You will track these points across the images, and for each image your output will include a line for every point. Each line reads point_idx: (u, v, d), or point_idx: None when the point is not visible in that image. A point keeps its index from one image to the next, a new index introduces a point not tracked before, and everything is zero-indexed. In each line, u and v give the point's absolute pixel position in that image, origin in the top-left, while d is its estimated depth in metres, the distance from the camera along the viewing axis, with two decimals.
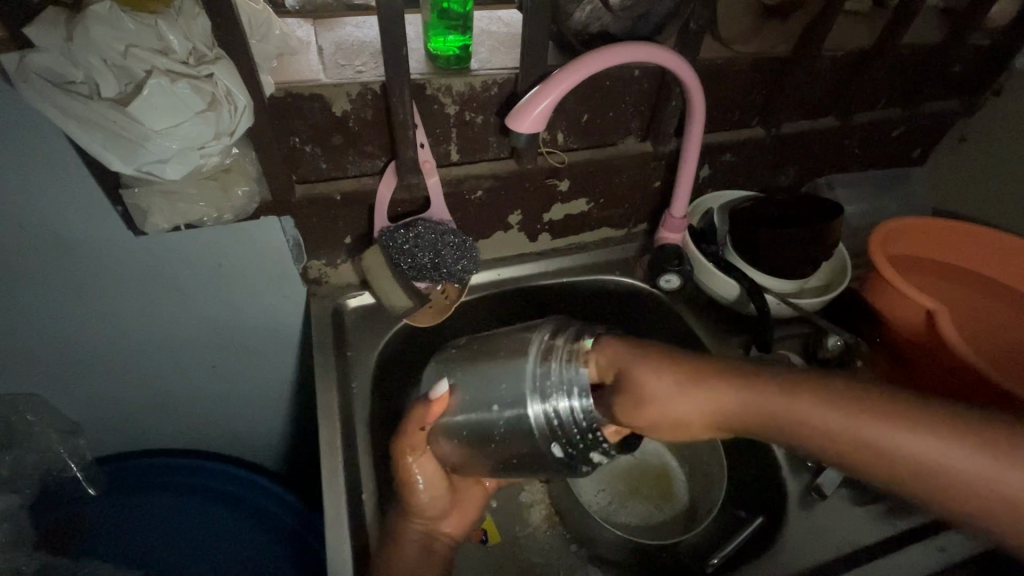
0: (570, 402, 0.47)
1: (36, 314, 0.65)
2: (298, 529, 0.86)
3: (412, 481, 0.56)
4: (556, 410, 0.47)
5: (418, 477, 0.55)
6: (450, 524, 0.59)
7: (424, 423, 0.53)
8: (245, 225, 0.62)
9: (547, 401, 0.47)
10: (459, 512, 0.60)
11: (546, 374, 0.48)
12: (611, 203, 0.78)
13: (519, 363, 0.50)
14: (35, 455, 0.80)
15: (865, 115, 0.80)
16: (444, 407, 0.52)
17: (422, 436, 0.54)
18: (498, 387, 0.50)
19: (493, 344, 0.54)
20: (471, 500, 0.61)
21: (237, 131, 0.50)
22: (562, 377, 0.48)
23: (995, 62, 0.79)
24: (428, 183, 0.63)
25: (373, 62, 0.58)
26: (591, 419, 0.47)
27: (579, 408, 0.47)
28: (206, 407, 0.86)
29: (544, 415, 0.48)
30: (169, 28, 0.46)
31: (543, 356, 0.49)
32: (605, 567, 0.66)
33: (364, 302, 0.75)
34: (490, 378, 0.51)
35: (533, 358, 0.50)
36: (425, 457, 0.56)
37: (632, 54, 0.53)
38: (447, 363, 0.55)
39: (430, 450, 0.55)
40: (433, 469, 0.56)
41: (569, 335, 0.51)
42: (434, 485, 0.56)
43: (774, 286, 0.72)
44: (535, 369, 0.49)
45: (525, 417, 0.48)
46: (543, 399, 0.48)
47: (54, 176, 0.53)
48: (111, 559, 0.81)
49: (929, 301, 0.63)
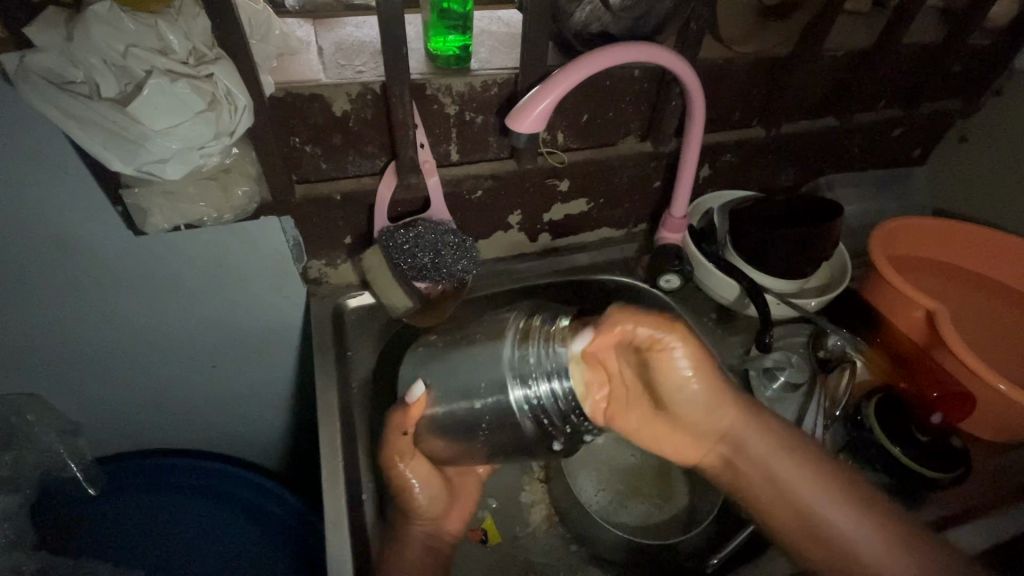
0: (550, 385, 0.48)
1: (36, 314, 0.65)
2: (299, 529, 0.86)
3: (409, 484, 0.57)
4: (537, 394, 0.48)
5: (412, 480, 0.57)
6: (453, 522, 0.60)
7: (405, 427, 0.53)
8: (245, 225, 0.62)
9: (528, 386, 0.48)
10: (458, 509, 0.60)
11: (526, 357, 0.49)
12: (611, 203, 0.78)
13: (498, 345, 0.51)
14: (36, 455, 0.80)
15: (864, 116, 0.80)
16: (422, 407, 0.52)
17: (405, 439, 0.55)
18: (476, 374, 0.50)
19: (471, 330, 0.54)
20: (467, 496, 0.62)
21: (236, 131, 0.50)
22: (543, 362, 0.49)
23: (995, 62, 0.79)
24: (428, 183, 0.63)
25: (373, 62, 0.58)
26: (571, 402, 0.48)
27: (560, 392, 0.48)
28: (207, 407, 0.86)
29: (524, 398, 0.48)
30: (169, 28, 0.46)
31: (522, 340, 0.50)
32: (605, 568, 0.66)
33: (364, 302, 0.74)
34: (467, 364, 0.51)
35: (510, 339, 0.51)
36: (418, 461, 0.57)
37: (636, 54, 0.53)
38: (418, 350, 0.55)
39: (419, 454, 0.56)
40: (428, 471, 0.57)
41: (545, 316, 0.53)
42: (430, 482, 0.58)
43: (776, 287, 0.72)
44: (513, 352, 0.50)
45: (506, 403, 0.49)
46: (523, 383, 0.48)
47: (52, 175, 0.53)
48: (109, 559, 0.81)
49: (928, 301, 0.63)
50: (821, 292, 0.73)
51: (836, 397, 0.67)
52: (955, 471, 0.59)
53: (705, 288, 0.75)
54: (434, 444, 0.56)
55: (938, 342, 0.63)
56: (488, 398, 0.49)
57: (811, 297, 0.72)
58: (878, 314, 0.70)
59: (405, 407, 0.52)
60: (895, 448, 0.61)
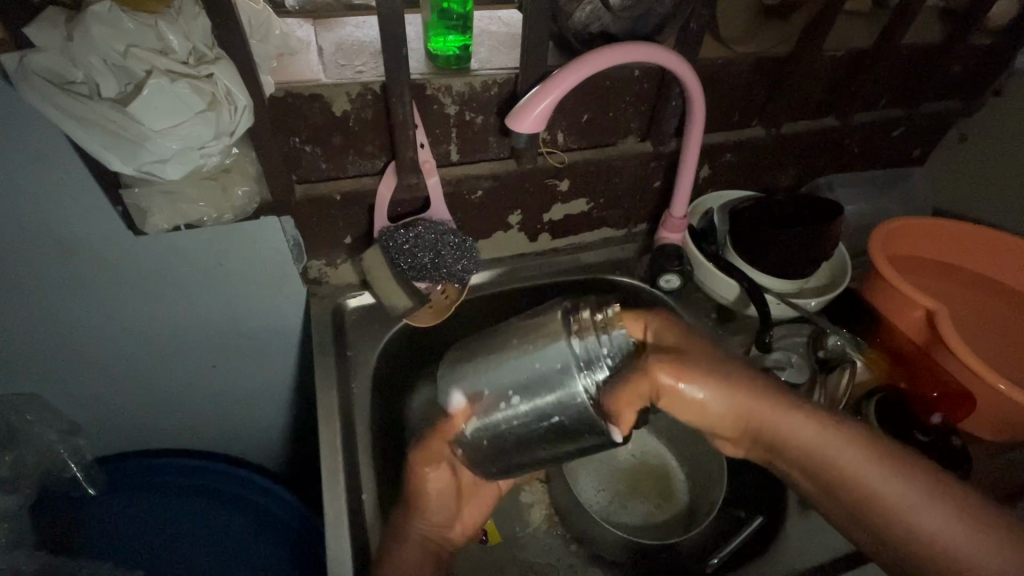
0: (608, 367, 0.47)
1: (35, 314, 0.65)
2: (299, 529, 0.86)
3: (425, 481, 0.56)
4: (601, 379, 0.47)
5: (426, 474, 0.56)
6: (457, 527, 0.59)
7: (446, 435, 0.53)
8: (244, 225, 0.62)
9: (592, 372, 0.46)
10: (463, 514, 0.59)
11: (584, 346, 0.47)
12: (611, 203, 0.78)
13: (546, 349, 0.48)
14: (35, 455, 0.80)
15: (865, 115, 0.80)
16: (462, 418, 0.50)
17: (433, 424, 0.55)
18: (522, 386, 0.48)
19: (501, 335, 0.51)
20: (474, 502, 0.60)
21: (236, 130, 0.50)
22: (602, 345, 0.47)
23: (996, 61, 0.78)
24: (429, 183, 0.63)
25: (373, 62, 0.58)
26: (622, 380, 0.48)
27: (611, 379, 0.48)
28: (208, 407, 0.86)
29: (593, 386, 0.46)
30: (169, 28, 0.46)
31: (571, 336, 0.48)
32: (605, 568, 0.66)
33: (364, 302, 0.75)
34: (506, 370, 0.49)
35: (553, 340, 0.48)
36: (443, 471, 0.56)
37: (643, 54, 0.53)
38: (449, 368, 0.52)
39: (446, 464, 0.56)
40: (446, 483, 0.57)
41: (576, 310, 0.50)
42: (440, 483, 0.57)
43: (775, 287, 0.72)
44: (568, 348, 0.47)
45: (576, 395, 0.46)
46: (587, 370, 0.46)
47: (53, 176, 0.53)
48: (109, 558, 0.81)
49: (928, 301, 0.63)
50: (821, 293, 0.73)
51: (836, 397, 0.66)
52: (956, 470, 0.59)
53: (704, 288, 0.76)
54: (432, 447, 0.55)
55: (938, 343, 0.63)
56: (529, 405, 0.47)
57: (811, 297, 0.72)
58: (878, 315, 0.70)
59: (450, 418, 0.51)
60: (897, 448, 0.60)
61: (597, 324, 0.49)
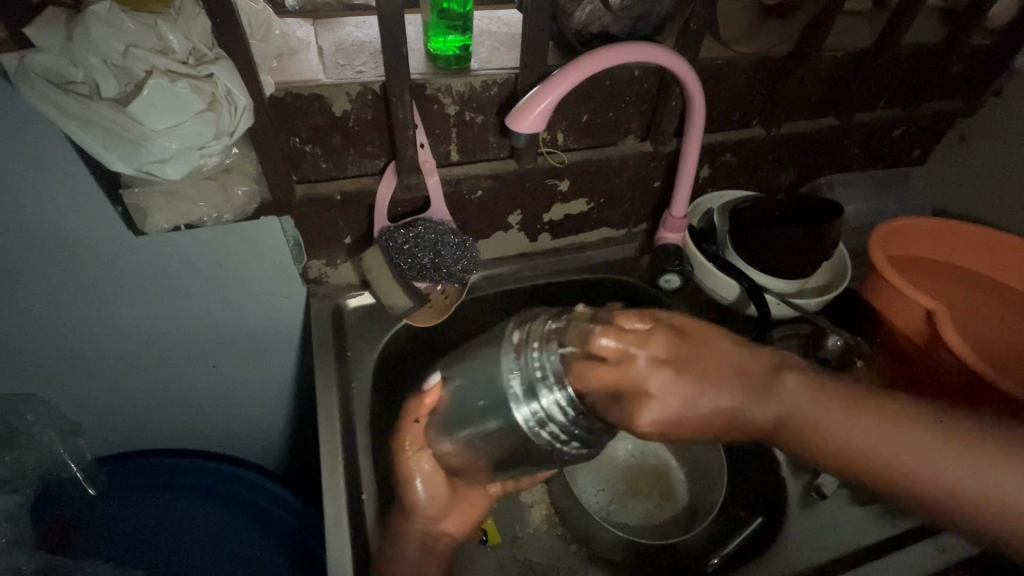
0: (553, 397, 0.43)
1: (35, 314, 0.65)
2: (299, 529, 0.86)
3: (412, 479, 0.55)
4: (543, 408, 0.43)
5: (417, 475, 0.55)
6: (452, 524, 0.56)
7: (419, 415, 0.53)
8: (245, 225, 0.62)
9: (533, 401, 0.43)
10: (455, 513, 0.56)
11: (524, 367, 0.44)
12: (611, 204, 0.78)
13: (498, 359, 0.47)
14: (35, 455, 0.80)
15: (864, 115, 0.80)
16: (434, 399, 0.52)
17: (418, 428, 0.54)
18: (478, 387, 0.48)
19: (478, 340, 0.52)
20: (466, 505, 0.57)
21: (236, 131, 0.50)
22: (546, 372, 0.44)
23: (995, 61, 0.78)
24: (428, 183, 0.63)
25: (373, 62, 0.58)
26: (572, 413, 0.43)
27: (562, 400, 0.43)
28: (208, 407, 0.86)
29: (534, 417, 0.44)
30: (169, 28, 0.46)
31: (518, 351, 0.46)
32: (605, 567, 0.66)
33: (364, 302, 0.75)
34: (479, 375, 0.48)
35: (508, 351, 0.46)
36: (425, 454, 0.55)
37: (631, 53, 0.53)
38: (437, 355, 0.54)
39: (428, 448, 0.54)
40: (433, 469, 0.55)
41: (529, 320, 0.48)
42: (431, 483, 0.55)
43: (775, 287, 0.72)
44: (512, 363, 0.45)
45: (514, 421, 0.44)
46: (527, 399, 0.44)
47: (54, 176, 0.53)
48: (110, 559, 0.81)
49: (928, 301, 0.63)
50: (821, 293, 0.73)
51: None
52: None
53: (704, 288, 0.75)
54: (429, 447, 0.55)
55: (938, 343, 0.63)
56: (492, 418, 0.46)
57: (811, 297, 0.72)
58: (878, 315, 0.70)
59: (421, 395, 0.53)
60: None
61: (545, 337, 0.45)
